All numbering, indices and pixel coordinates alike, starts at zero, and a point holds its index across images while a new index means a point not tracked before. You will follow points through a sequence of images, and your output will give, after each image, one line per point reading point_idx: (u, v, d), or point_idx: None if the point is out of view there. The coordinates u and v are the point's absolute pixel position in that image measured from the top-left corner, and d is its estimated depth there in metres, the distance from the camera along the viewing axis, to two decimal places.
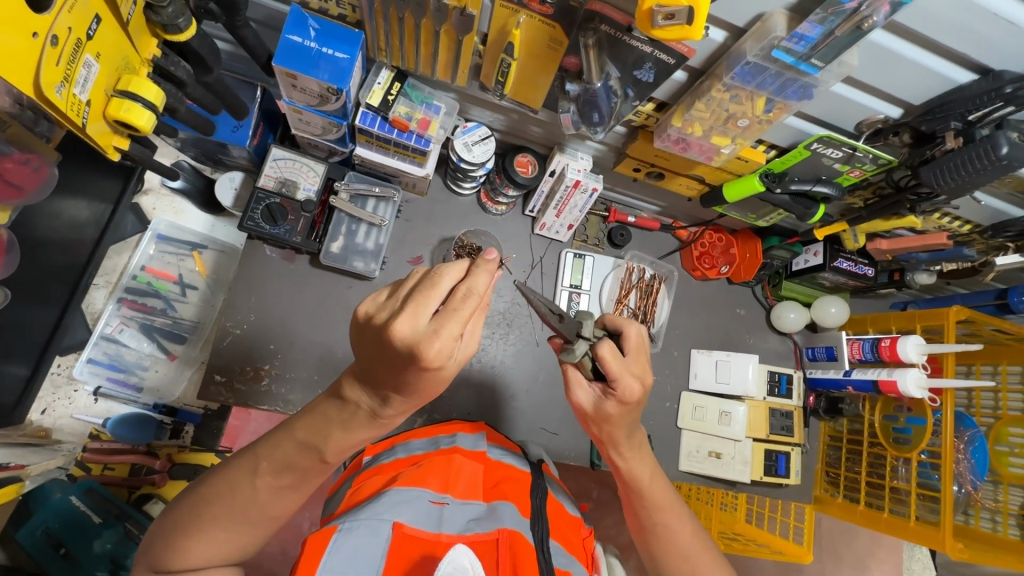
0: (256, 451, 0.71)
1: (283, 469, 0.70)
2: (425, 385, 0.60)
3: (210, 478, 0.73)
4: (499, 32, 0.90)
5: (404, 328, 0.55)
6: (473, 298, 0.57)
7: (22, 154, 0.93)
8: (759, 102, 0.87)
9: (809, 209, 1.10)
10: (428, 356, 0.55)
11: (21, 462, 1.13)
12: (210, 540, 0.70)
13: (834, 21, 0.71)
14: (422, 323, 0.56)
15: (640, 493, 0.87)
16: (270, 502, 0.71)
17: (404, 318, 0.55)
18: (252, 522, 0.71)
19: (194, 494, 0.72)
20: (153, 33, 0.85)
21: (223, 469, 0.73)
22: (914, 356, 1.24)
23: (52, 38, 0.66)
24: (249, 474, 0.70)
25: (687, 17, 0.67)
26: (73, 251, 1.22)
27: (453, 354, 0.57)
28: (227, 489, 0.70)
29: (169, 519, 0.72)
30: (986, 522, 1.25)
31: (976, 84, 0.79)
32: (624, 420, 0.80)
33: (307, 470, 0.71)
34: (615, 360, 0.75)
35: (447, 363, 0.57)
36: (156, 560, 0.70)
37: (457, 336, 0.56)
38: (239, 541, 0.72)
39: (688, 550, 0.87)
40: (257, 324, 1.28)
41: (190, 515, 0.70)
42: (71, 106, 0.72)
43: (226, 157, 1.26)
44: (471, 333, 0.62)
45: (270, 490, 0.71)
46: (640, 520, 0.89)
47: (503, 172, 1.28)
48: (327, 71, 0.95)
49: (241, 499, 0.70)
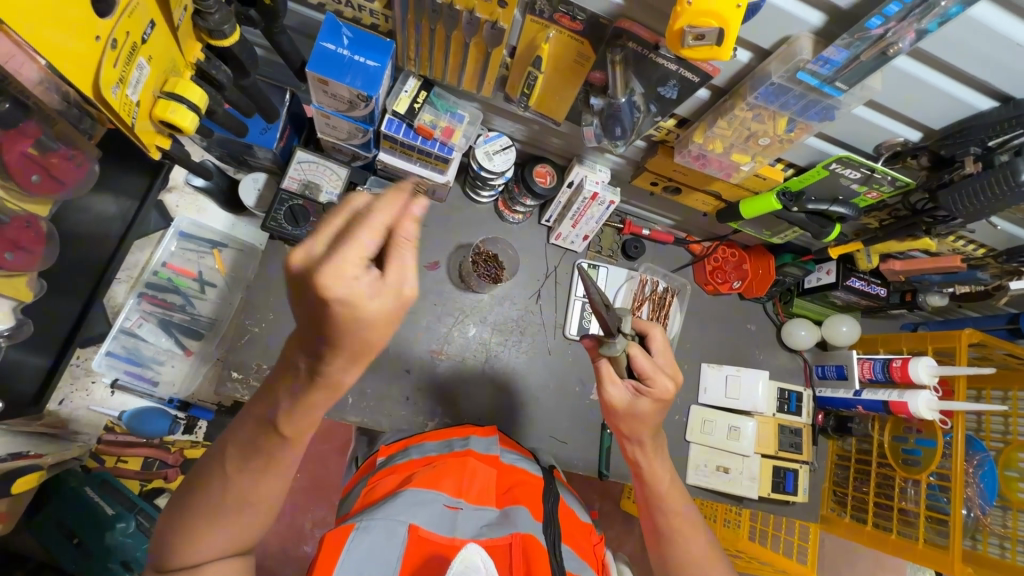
0: (222, 437, 0.66)
1: (249, 447, 0.63)
2: (361, 334, 0.47)
3: (191, 471, 0.68)
4: (527, 46, 0.92)
5: (295, 254, 0.45)
6: (381, 212, 0.45)
7: (66, 150, 0.96)
8: (781, 122, 0.89)
9: (825, 228, 1.11)
10: (323, 284, 0.43)
11: (40, 452, 1.15)
12: (207, 535, 0.65)
13: (860, 46, 0.73)
14: (331, 255, 0.46)
15: (657, 495, 0.88)
16: (243, 483, 0.65)
17: (297, 244, 0.46)
18: (234, 508, 0.66)
19: (180, 492, 0.68)
20: (198, 39, 0.89)
21: (199, 461, 0.69)
22: (925, 378, 1.24)
23: (112, 41, 0.69)
24: (219, 459, 0.65)
25: (717, 38, 0.69)
26: (99, 245, 1.24)
27: (369, 288, 0.45)
28: (201, 479, 0.65)
29: (166, 517, 0.69)
30: (994, 548, 1.23)
31: (996, 111, 0.80)
32: (653, 417, 0.83)
33: (272, 445, 0.62)
34: (647, 358, 0.80)
35: (361, 295, 0.44)
36: (157, 560, 0.67)
37: (371, 277, 0.45)
38: (233, 533, 0.67)
39: (703, 559, 0.86)
40: (275, 322, 1.31)
41: (185, 509, 0.66)
42: (124, 106, 0.74)
43: (252, 158, 1.29)
44: (404, 254, 0.47)
45: (243, 474, 0.64)
46: (656, 525, 0.89)
47: (521, 182, 1.30)
48: (359, 78, 0.97)
49: (214, 486, 0.65)
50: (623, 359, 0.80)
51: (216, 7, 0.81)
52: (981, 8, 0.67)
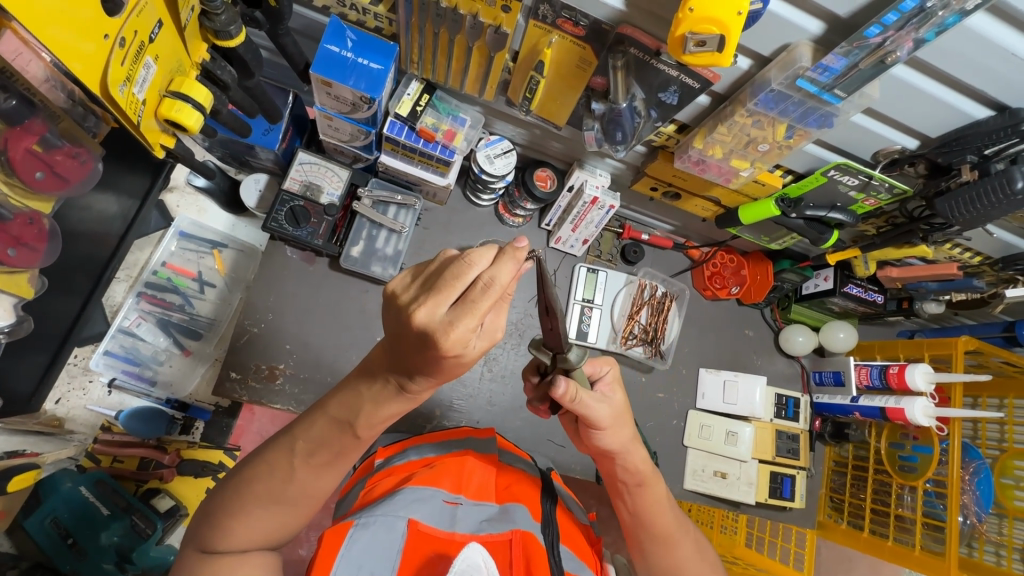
0: (292, 431, 0.70)
1: (319, 445, 0.68)
2: (453, 369, 0.58)
3: (253, 459, 0.71)
4: (530, 51, 0.93)
5: (421, 316, 0.53)
6: (494, 290, 0.52)
7: (71, 148, 0.97)
8: (780, 128, 0.90)
9: (823, 234, 1.12)
10: (444, 346, 0.52)
11: (36, 450, 1.18)
12: (252, 521, 0.68)
13: (858, 54, 0.73)
14: (441, 312, 0.53)
15: (653, 500, 0.83)
16: (309, 480, 0.70)
17: (423, 307, 0.53)
18: (291, 502, 0.70)
19: (236, 479, 0.71)
20: (203, 38, 0.90)
21: (262, 451, 0.72)
22: (922, 385, 1.25)
23: (120, 40, 0.69)
24: (287, 453, 0.69)
25: (718, 45, 0.70)
26: (98, 243, 1.24)
27: (471, 345, 0.54)
28: (266, 468, 0.69)
29: (215, 503, 0.71)
30: (989, 555, 1.22)
31: (993, 120, 0.81)
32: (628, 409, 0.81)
33: (344, 446, 0.68)
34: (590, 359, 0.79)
35: (466, 350, 0.54)
36: (206, 539, 0.68)
37: (475, 336, 0.54)
38: (283, 522, 0.71)
39: (694, 553, 0.86)
40: (273, 323, 1.31)
41: (245, 498, 0.68)
42: (130, 103, 0.75)
43: (253, 159, 1.29)
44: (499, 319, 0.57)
45: (308, 467, 0.69)
46: (651, 530, 0.84)
47: (522, 186, 1.31)
48: (362, 80, 0.98)
49: (278, 478, 0.68)
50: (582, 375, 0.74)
51: (223, 7, 0.82)
52: (977, 19, 0.68)
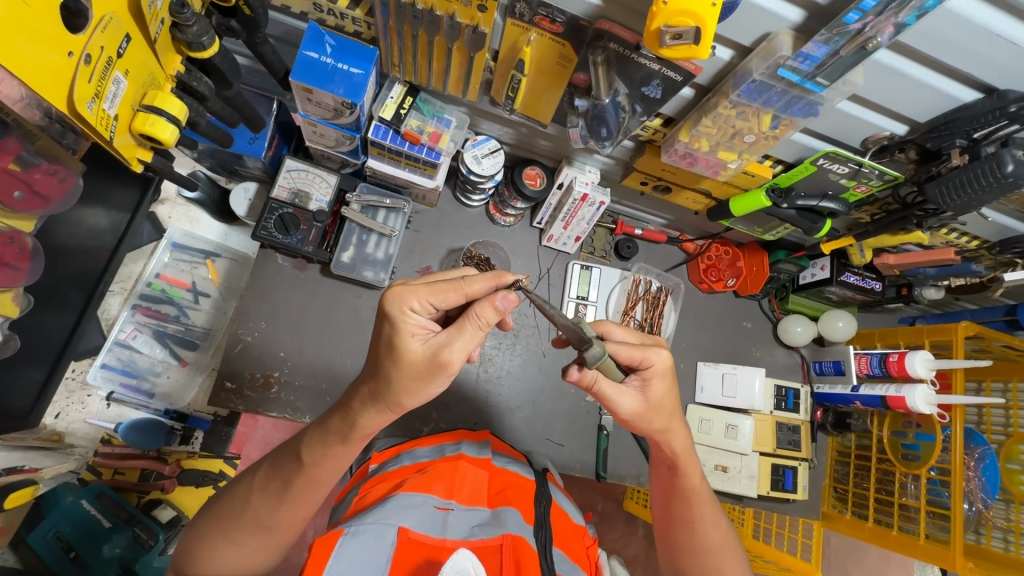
0: (253, 468, 0.78)
1: (273, 474, 0.74)
2: (393, 364, 0.66)
3: (226, 491, 0.79)
4: (509, 50, 0.92)
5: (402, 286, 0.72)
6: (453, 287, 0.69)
7: (49, 165, 0.98)
8: (765, 118, 0.89)
9: (815, 224, 1.11)
10: (389, 307, 0.67)
11: (36, 465, 1.17)
12: (217, 554, 0.74)
13: (838, 41, 0.73)
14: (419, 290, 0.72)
15: (682, 486, 0.89)
16: (261, 507, 0.73)
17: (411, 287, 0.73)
18: (247, 530, 0.74)
19: (208, 511, 0.78)
20: (177, 51, 0.89)
21: (230, 488, 0.78)
22: (923, 371, 1.23)
23: (85, 57, 0.69)
24: (247, 486, 0.76)
25: (694, 37, 0.68)
26: (91, 258, 1.24)
27: (411, 328, 0.66)
28: (228, 501, 0.76)
29: (190, 533, 0.77)
30: (997, 541, 1.21)
31: (981, 102, 0.80)
32: (669, 397, 0.81)
33: (290, 473, 0.73)
34: (627, 347, 0.79)
35: (404, 329, 0.66)
36: (180, 563, 0.76)
37: (422, 321, 0.67)
38: (251, 555, 0.76)
39: (713, 550, 0.89)
40: (266, 332, 1.30)
41: (209, 528, 0.75)
42: (101, 120, 0.75)
43: (241, 168, 1.29)
44: (461, 335, 0.65)
45: (260, 494, 0.74)
46: (676, 511, 0.90)
47: (511, 185, 1.30)
48: (343, 86, 0.97)
49: (236, 507, 0.74)
50: (610, 363, 0.78)
51: (195, 19, 0.81)
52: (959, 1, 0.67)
